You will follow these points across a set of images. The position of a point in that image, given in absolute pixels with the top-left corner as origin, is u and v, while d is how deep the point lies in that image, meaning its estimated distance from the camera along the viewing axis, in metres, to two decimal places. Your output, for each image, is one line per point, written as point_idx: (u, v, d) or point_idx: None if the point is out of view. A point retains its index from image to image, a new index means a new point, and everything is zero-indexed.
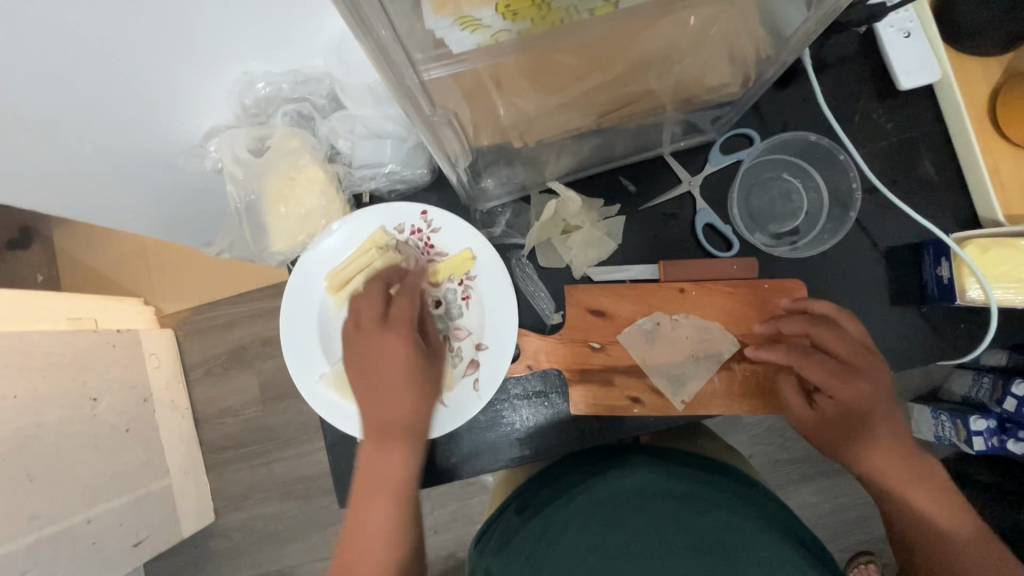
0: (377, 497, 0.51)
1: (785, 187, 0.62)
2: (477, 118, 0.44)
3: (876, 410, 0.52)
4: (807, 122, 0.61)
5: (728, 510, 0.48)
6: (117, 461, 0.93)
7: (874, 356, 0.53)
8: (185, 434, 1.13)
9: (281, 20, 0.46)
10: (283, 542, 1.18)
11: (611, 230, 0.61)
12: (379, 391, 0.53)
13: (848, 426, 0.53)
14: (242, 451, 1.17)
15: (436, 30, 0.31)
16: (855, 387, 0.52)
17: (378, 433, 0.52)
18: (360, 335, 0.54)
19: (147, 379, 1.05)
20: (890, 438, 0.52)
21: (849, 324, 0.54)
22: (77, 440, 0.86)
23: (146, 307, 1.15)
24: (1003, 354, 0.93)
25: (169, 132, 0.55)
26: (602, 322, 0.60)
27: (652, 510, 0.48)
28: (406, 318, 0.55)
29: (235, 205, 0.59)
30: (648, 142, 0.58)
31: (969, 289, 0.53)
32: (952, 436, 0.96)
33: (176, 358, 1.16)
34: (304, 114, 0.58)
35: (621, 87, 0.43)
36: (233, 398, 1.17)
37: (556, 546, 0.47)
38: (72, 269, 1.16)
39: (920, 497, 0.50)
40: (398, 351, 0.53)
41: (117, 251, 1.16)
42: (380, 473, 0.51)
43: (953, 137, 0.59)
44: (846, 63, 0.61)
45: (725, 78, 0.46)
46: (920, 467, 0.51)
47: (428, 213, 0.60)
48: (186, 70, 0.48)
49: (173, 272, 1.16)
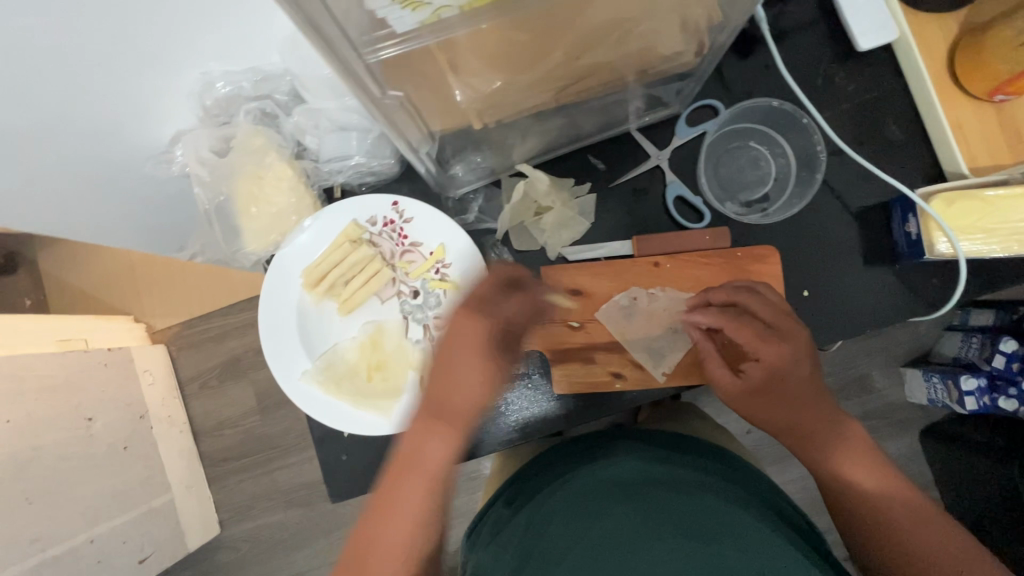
0: (412, 490, 0.47)
1: (752, 155, 0.63)
2: (433, 101, 0.44)
3: (799, 372, 0.52)
4: (771, 89, 0.61)
5: (709, 494, 0.49)
6: (118, 479, 0.92)
7: (796, 322, 0.53)
8: (185, 449, 1.13)
9: (232, 18, 0.46)
10: (292, 548, 1.18)
11: (583, 209, 0.61)
12: (448, 378, 0.48)
13: (773, 390, 0.52)
14: (244, 461, 1.17)
15: (379, 9, 0.31)
16: (776, 348, 0.51)
17: (433, 413, 0.48)
18: (461, 313, 0.49)
19: (143, 396, 1.04)
20: (810, 405, 0.52)
21: (767, 291, 0.54)
22: (76, 461, 0.86)
23: (136, 324, 1.14)
24: (991, 315, 0.96)
25: (133, 139, 0.55)
26: (580, 302, 0.60)
27: (641, 496, 0.49)
28: (500, 317, 0.48)
29: (205, 208, 0.60)
30: (614, 117, 0.58)
31: (937, 243, 0.53)
32: (944, 398, 0.96)
33: (169, 372, 1.15)
34: (267, 112, 0.58)
35: (573, 62, 0.43)
36: (231, 409, 1.17)
37: (544, 534, 0.49)
38: (60, 291, 1.16)
39: (852, 466, 0.51)
40: (469, 341, 0.47)
41: (103, 271, 1.15)
42: (421, 451, 0.48)
43: (914, 94, 0.59)
44: (806, 27, 0.61)
45: (678, 47, 0.46)
46: (845, 434, 0.53)
47: (398, 204, 0.60)
48: (140, 75, 0.48)
49: (160, 288, 1.15)
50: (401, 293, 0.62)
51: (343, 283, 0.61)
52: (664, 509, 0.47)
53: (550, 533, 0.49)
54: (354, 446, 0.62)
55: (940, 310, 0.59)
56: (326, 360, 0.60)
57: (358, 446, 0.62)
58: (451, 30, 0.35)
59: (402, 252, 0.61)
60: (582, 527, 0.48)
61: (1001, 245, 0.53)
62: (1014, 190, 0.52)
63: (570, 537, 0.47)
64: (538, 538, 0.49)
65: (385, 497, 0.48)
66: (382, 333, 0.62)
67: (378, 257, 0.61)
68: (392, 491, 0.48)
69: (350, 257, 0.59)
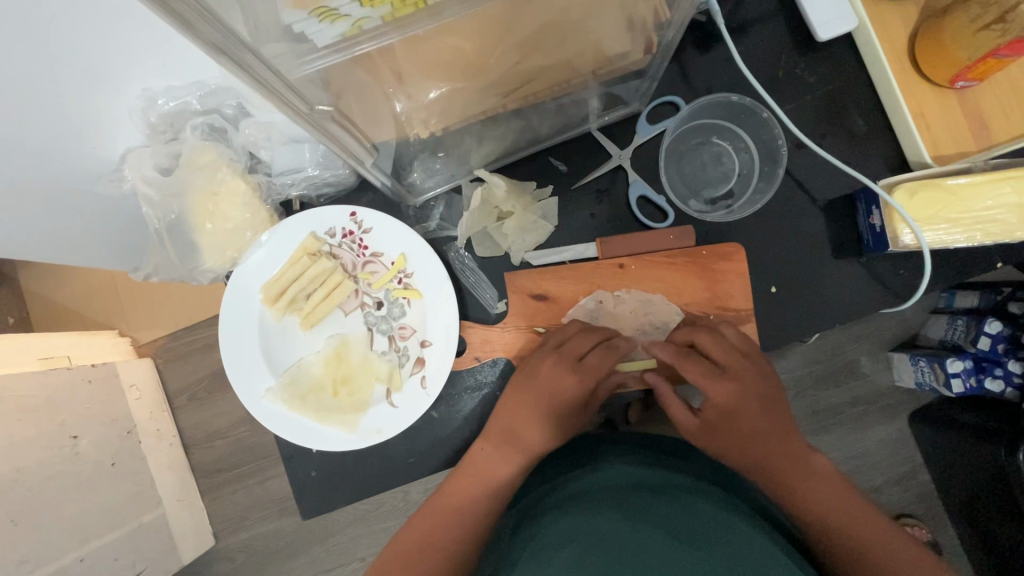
0: (468, 498, 0.53)
1: (714, 151, 0.62)
2: (370, 111, 0.43)
3: (749, 411, 0.51)
4: (732, 84, 0.60)
5: (703, 502, 0.46)
6: (105, 496, 0.82)
7: (749, 360, 0.53)
8: (175, 464, 1.00)
9: (163, 38, 0.45)
10: (286, 559, 1.08)
11: (546, 211, 0.60)
12: (521, 416, 0.54)
13: (728, 425, 0.51)
14: (236, 472, 1.05)
15: (295, 23, 0.30)
16: (724, 388, 0.51)
17: (507, 442, 0.54)
18: (551, 357, 0.55)
19: (130, 410, 0.92)
20: (770, 434, 0.51)
21: (726, 330, 0.55)
22: (63, 480, 0.77)
23: (121, 339, 0.98)
24: (976, 295, 0.90)
25: (76, 160, 0.53)
26: (545, 306, 0.59)
27: (636, 501, 0.45)
28: (596, 372, 0.53)
29: (155, 226, 0.58)
30: (572, 118, 0.57)
31: (901, 235, 0.52)
32: (932, 381, 0.91)
33: (157, 387, 1.01)
34: (215, 127, 0.57)
35: (515, 66, 0.42)
36: (221, 419, 1.04)
37: (534, 542, 0.44)
38: (39, 308, 1.00)
39: (813, 494, 0.49)
40: (558, 387, 0.53)
41: (84, 281, 0.99)
42: (485, 471, 0.54)
43: (876, 82, 0.58)
44: (765, 19, 0.60)
45: (626, 46, 0.45)
46: (808, 463, 0.51)
47: (357, 214, 0.59)
48: (72, 91, 0.46)
49: (141, 298, 0.99)
50: (365, 304, 0.61)
51: (305, 297, 0.60)
52: (661, 515, 0.43)
53: (538, 537, 0.45)
54: (323, 461, 0.61)
55: (908, 301, 0.58)
56: (291, 377, 0.59)
57: (327, 461, 0.61)
58: (378, 41, 0.34)
59: (363, 262, 0.60)
60: (574, 529, 0.43)
61: (965, 234, 0.52)
62: (978, 177, 0.51)
63: (561, 538, 0.42)
64: (524, 547, 0.45)
65: (440, 500, 0.54)
66: (346, 346, 0.61)
67: (338, 270, 0.60)
68: (448, 496, 0.54)
69: (309, 271, 0.58)
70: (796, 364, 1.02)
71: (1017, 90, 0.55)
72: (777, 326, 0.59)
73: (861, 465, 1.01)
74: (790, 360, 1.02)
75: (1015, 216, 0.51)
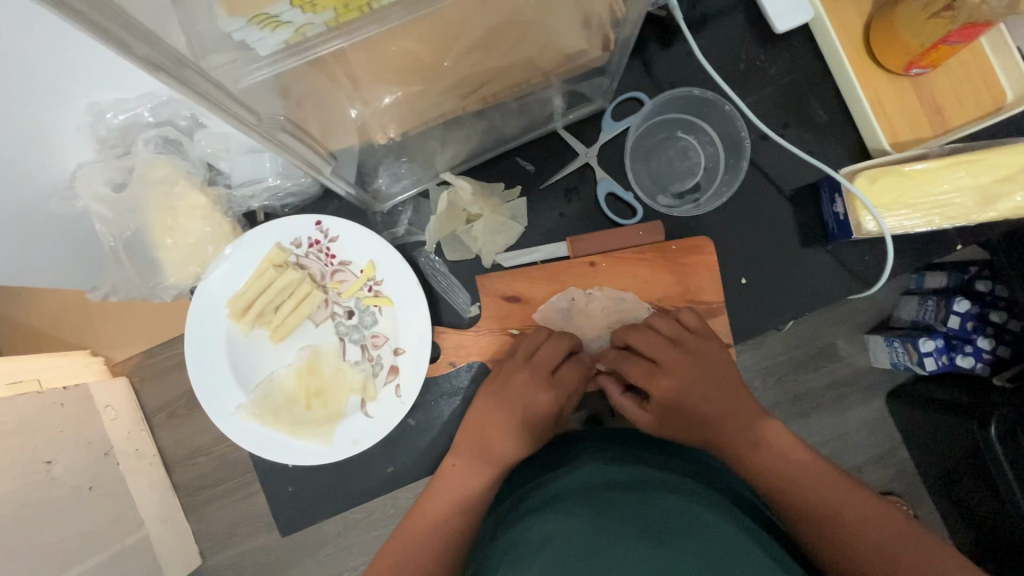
0: (446, 507, 0.53)
1: (680, 146, 0.63)
2: (326, 118, 0.42)
3: (693, 400, 0.53)
4: (695, 78, 0.60)
5: (676, 495, 0.45)
6: (81, 522, 0.80)
7: (685, 351, 0.54)
8: (156, 484, 0.97)
9: (104, 54, 0.43)
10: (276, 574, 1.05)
11: (515, 213, 0.60)
12: (491, 428, 0.55)
13: (674, 421, 0.54)
14: (218, 488, 1.03)
15: (235, 31, 0.29)
16: (662, 385, 0.53)
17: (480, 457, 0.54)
18: (524, 369, 0.55)
19: (106, 432, 0.89)
20: (717, 417, 0.53)
21: (659, 322, 0.56)
22: (34, 509, 0.74)
23: (94, 358, 0.95)
24: (943, 275, 0.92)
25: (25, 180, 0.51)
26: (517, 308, 0.59)
27: (607, 500, 0.45)
28: (568, 386, 0.56)
29: (110, 243, 0.57)
30: (537, 117, 0.57)
31: (863, 222, 0.53)
32: (906, 360, 0.92)
33: (133, 406, 0.98)
34: (170, 139, 0.55)
35: (472, 69, 0.42)
36: (201, 436, 1.01)
37: (511, 549, 0.44)
38: (6, 330, 0.96)
39: (760, 460, 0.52)
40: (540, 403, 0.54)
41: (48, 301, 0.95)
42: (455, 486, 0.54)
43: (833, 72, 0.59)
44: (726, 12, 0.60)
45: (584, 43, 0.44)
46: (755, 432, 0.53)
47: (322, 222, 0.58)
48: (14, 112, 0.44)
49: (112, 316, 0.96)
50: (335, 314, 0.60)
51: (273, 310, 0.58)
52: (631, 512, 0.42)
53: (516, 543, 0.45)
54: (300, 476, 0.60)
55: (874, 286, 0.59)
56: (262, 392, 0.58)
57: (305, 475, 0.60)
58: (328, 45, 0.33)
59: (332, 272, 0.59)
60: (546, 533, 0.43)
61: (924, 218, 0.53)
62: (933, 163, 0.52)
63: (535, 544, 0.42)
64: (503, 554, 0.45)
65: (418, 519, 0.54)
66: (318, 357, 0.60)
67: (307, 279, 0.58)
68: (424, 510, 0.54)
69: (275, 284, 0.57)
70: (775, 350, 1.03)
71: (969, 76, 0.57)
72: (749, 317, 0.60)
73: (843, 446, 1.03)
74: (770, 347, 1.04)
75: (971, 199, 0.52)
